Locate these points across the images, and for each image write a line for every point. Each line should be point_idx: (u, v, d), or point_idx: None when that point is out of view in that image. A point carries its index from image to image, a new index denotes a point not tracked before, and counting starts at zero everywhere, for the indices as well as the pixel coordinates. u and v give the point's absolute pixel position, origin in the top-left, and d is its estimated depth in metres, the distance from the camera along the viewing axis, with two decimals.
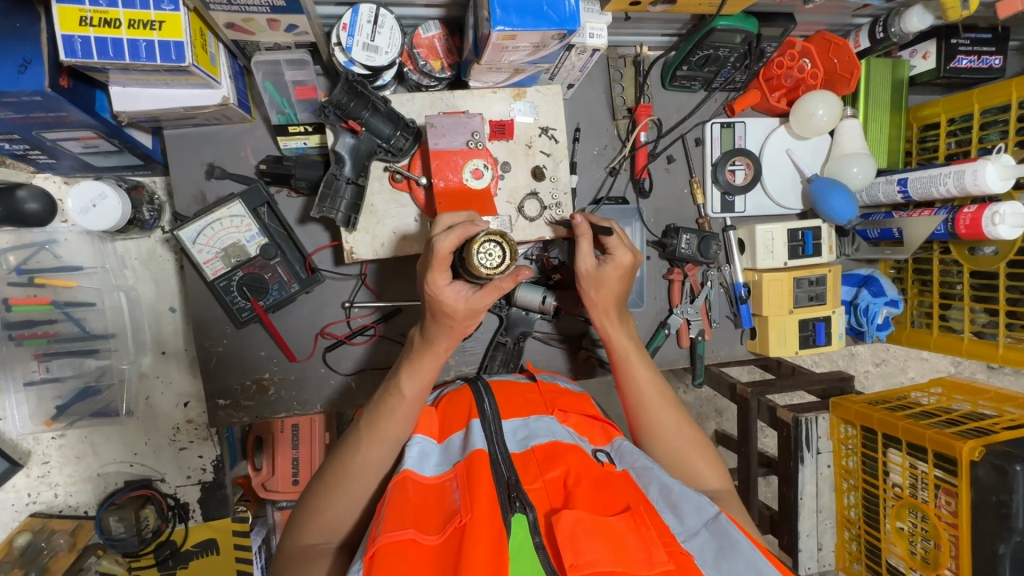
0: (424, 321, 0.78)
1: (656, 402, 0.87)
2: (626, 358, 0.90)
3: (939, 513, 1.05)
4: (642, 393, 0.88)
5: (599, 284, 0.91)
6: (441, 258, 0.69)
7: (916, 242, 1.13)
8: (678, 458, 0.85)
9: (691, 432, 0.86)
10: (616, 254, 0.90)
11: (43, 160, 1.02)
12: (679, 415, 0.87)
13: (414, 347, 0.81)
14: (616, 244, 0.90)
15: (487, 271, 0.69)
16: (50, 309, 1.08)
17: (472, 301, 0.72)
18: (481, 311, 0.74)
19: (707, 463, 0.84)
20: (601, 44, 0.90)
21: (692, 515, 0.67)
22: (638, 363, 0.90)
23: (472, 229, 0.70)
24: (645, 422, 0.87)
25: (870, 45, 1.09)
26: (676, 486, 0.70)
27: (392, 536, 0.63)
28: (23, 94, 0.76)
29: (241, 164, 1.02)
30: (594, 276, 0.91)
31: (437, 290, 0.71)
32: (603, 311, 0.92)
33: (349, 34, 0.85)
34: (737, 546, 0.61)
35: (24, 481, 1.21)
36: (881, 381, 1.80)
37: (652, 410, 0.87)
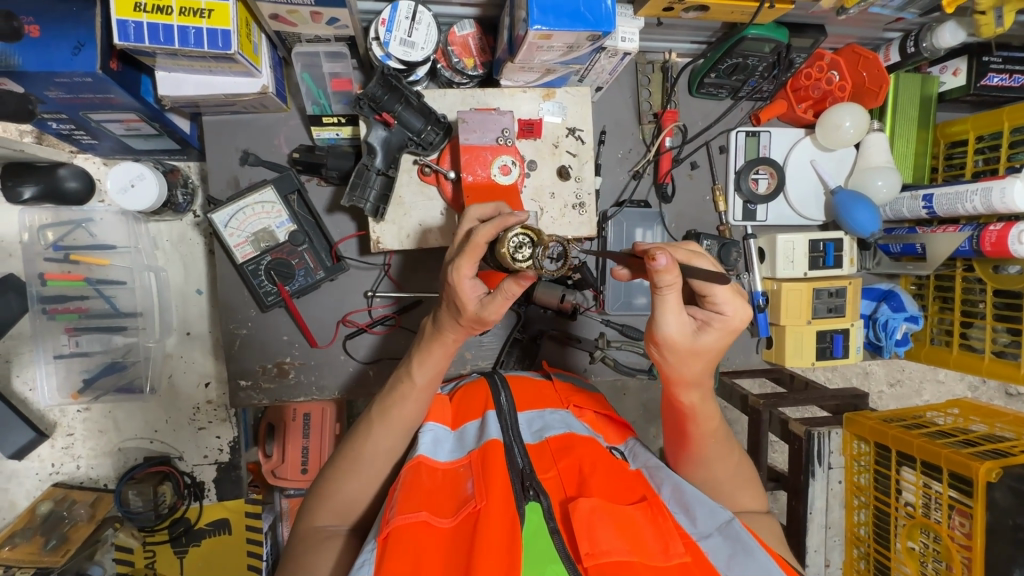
0: (438, 312, 0.77)
1: (714, 446, 0.79)
2: (696, 414, 0.77)
3: (953, 534, 1.04)
4: (708, 447, 0.79)
5: (693, 355, 0.71)
6: (475, 246, 0.69)
7: (940, 257, 1.12)
8: (725, 492, 0.80)
9: (739, 465, 0.81)
10: (726, 311, 0.69)
11: (86, 140, 1.06)
12: (732, 454, 0.80)
13: (424, 334, 0.81)
14: (727, 298, 0.69)
15: (517, 265, 0.69)
16: (83, 285, 1.12)
17: (482, 307, 0.70)
18: (490, 316, 0.71)
19: (750, 493, 0.81)
20: (632, 48, 0.91)
21: (704, 518, 0.67)
22: (707, 418, 0.77)
23: (511, 220, 0.71)
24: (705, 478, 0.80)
25: (900, 59, 1.10)
26: (688, 489, 0.71)
27: (406, 518, 0.64)
28: (75, 74, 0.79)
29: (274, 152, 1.05)
30: (690, 348, 0.70)
31: (456, 279, 0.70)
32: (686, 376, 0.73)
33: (387, 29, 0.88)
34: (751, 552, 0.62)
35: (48, 451, 1.24)
36: (896, 402, 1.78)
37: (712, 468, 0.79)
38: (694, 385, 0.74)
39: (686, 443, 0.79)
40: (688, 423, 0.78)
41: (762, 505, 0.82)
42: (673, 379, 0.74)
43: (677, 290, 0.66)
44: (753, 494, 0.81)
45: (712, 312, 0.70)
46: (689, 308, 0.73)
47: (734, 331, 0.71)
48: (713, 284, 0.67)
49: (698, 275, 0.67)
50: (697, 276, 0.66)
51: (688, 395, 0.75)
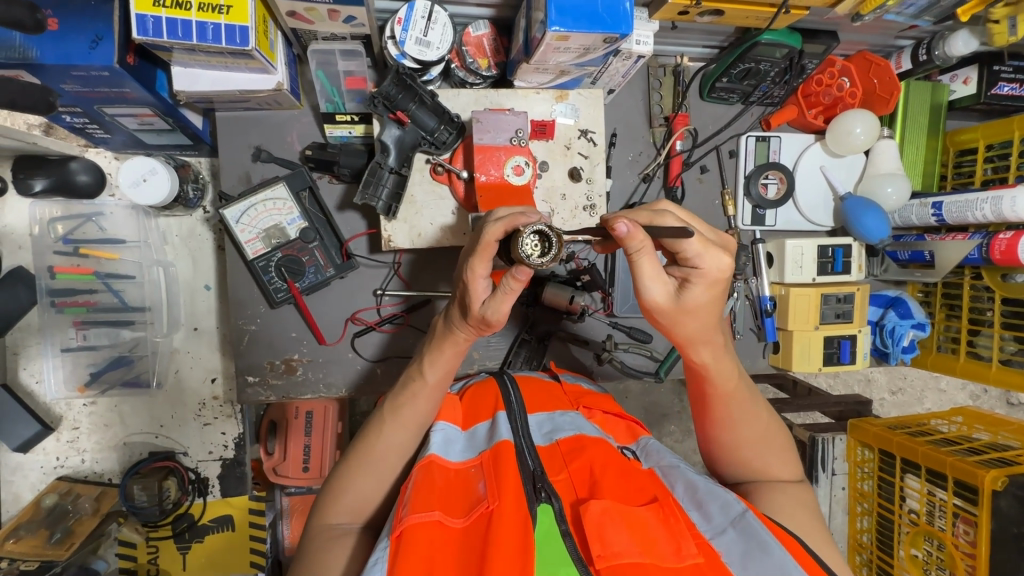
0: (449, 310, 0.77)
1: (738, 405, 0.79)
2: (712, 372, 0.77)
3: (957, 542, 1.04)
4: (728, 405, 0.79)
5: (687, 314, 0.70)
6: (485, 246, 0.66)
7: (948, 265, 1.12)
8: (756, 460, 0.79)
9: (770, 428, 0.81)
10: (703, 265, 0.68)
11: (99, 134, 1.06)
12: (761, 415, 0.80)
13: (435, 332, 0.81)
14: (700, 252, 0.67)
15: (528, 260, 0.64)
16: (92, 279, 1.12)
17: (487, 308, 0.69)
18: (499, 316, 0.69)
19: (782, 460, 0.80)
20: (646, 51, 0.92)
21: (718, 513, 0.67)
22: (725, 376, 0.77)
23: (522, 218, 0.66)
24: (729, 442, 0.80)
25: (913, 66, 1.11)
26: (702, 484, 0.71)
27: (418, 517, 0.64)
28: (92, 68, 0.79)
29: (287, 149, 1.05)
30: (677, 308, 0.70)
31: (471, 277, 0.69)
32: (691, 338, 0.73)
33: (403, 29, 0.88)
34: (765, 547, 0.61)
35: (53, 445, 1.24)
36: (898, 410, 1.78)
37: (736, 429, 0.79)
38: (701, 342, 0.74)
39: (710, 403, 0.80)
40: (706, 381, 0.78)
41: (796, 474, 0.81)
42: (680, 342, 0.74)
43: (649, 253, 0.66)
44: (785, 460, 0.80)
45: (689, 268, 0.69)
46: (669, 266, 0.72)
47: (721, 282, 0.69)
48: (680, 239, 0.66)
49: (664, 235, 0.65)
50: (663, 234, 0.65)
51: (702, 354, 0.75)
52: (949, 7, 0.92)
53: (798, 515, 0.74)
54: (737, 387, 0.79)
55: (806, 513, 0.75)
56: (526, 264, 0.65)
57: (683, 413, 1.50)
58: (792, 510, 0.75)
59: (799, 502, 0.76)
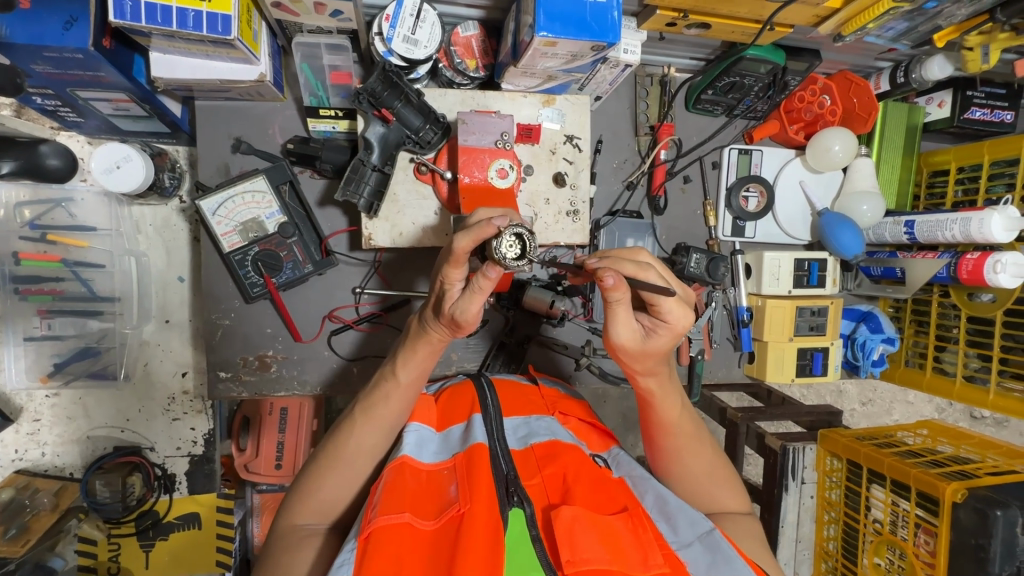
0: (424, 310, 0.75)
1: (683, 436, 0.79)
2: (658, 399, 0.77)
3: (918, 551, 1.08)
4: (675, 436, 0.79)
5: (648, 357, 0.71)
6: (457, 255, 0.63)
7: (918, 282, 1.16)
8: (702, 487, 0.80)
9: (716, 458, 0.81)
10: (671, 319, 0.69)
11: (71, 118, 1.03)
12: (705, 445, 0.81)
13: (410, 332, 0.78)
14: (672, 308, 0.68)
15: (503, 260, 0.64)
16: (59, 267, 1.08)
17: (456, 307, 0.67)
18: (469, 321, 0.68)
19: (729, 490, 0.80)
20: (633, 60, 0.92)
21: (686, 527, 0.68)
22: (668, 405, 0.77)
23: (490, 229, 0.62)
24: (680, 472, 0.80)
25: (891, 88, 1.13)
26: (672, 498, 0.72)
27: (388, 518, 0.63)
28: (65, 50, 0.77)
29: (268, 142, 1.03)
30: (641, 351, 0.71)
31: (447, 282, 0.68)
32: (640, 366, 0.73)
33: (391, 25, 0.87)
34: (731, 562, 0.62)
35: (12, 437, 1.19)
36: (867, 420, 1.83)
37: (684, 460, 0.79)
38: (650, 373, 0.74)
39: (656, 436, 0.80)
40: (651, 408, 0.78)
41: (748, 506, 0.81)
42: (628, 373, 0.75)
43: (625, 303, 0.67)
44: (734, 491, 0.81)
45: (658, 319, 0.70)
46: (639, 312, 0.73)
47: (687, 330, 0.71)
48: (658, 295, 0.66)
49: (646, 289, 0.65)
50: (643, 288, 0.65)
51: (648, 382, 0.75)
52: (926, 33, 0.93)
53: (746, 540, 0.76)
54: (681, 417, 0.79)
55: (755, 546, 0.75)
56: (499, 264, 0.62)
57: None
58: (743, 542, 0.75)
59: (748, 532, 0.77)
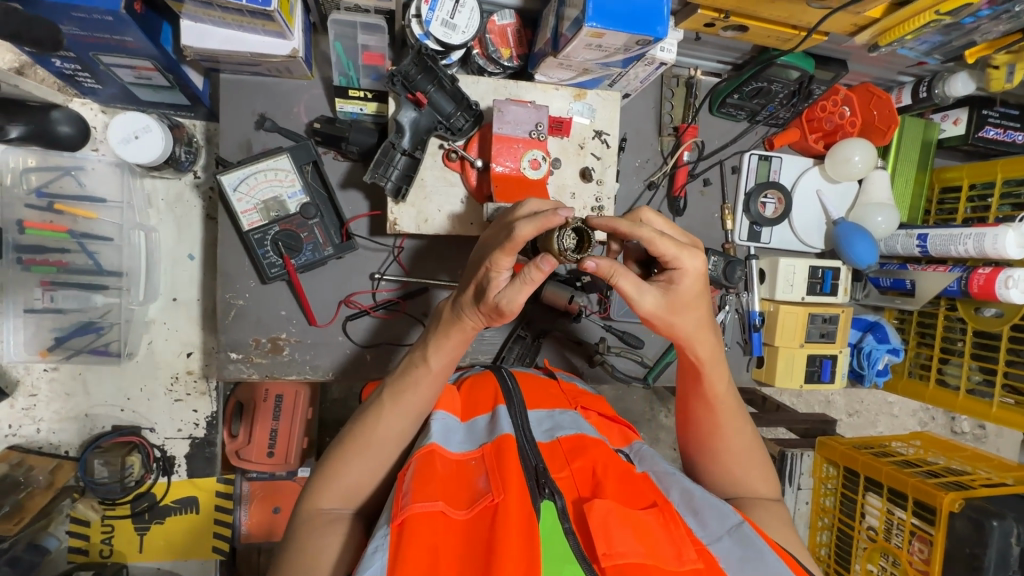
0: (460, 295, 0.74)
1: (724, 412, 0.79)
2: (707, 368, 0.76)
3: (912, 559, 1.09)
4: (723, 409, 0.79)
5: (678, 312, 0.70)
6: (515, 242, 0.63)
7: (926, 295, 1.19)
8: (735, 471, 0.81)
9: (752, 442, 0.82)
10: (681, 263, 0.67)
11: (89, 84, 0.99)
12: (744, 426, 0.81)
13: (441, 319, 0.77)
14: (676, 252, 0.66)
15: (558, 251, 0.65)
16: (65, 237, 1.05)
17: (502, 296, 0.67)
18: (516, 308, 0.67)
19: (761, 475, 0.81)
20: (669, 59, 0.92)
21: (714, 521, 0.68)
22: (716, 376, 0.77)
23: (557, 220, 0.64)
24: (717, 452, 0.81)
25: (912, 102, 1.14)
26: (697, 493, 0.72)
27: (421, 506, 0.62)
28: (96, 11, 0.74)
29: (293, 120, 1.01)
30: (669, 309, 0.69)
31: (495, 269, 0.67)
32: (691, 329, 0.72)
33: (430, 8, 0.86)
34: (763, 557, 0.62)
35: (6, 411, 1.15)
36: (852, 432, 1.86)
37: (726, 437, 0.80)
38: (695, 339, 0.73)
39: (700, 409, 0.80)
40: (702, 379, 0.78)
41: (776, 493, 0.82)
42: (677, 340, 0.74)
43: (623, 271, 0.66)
44: (765, 476, 0.82)
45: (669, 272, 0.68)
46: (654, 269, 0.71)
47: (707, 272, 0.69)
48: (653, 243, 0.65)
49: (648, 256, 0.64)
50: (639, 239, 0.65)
51: (700, 349, 0.74)
52: (958, 48, 0.95)
53: (775, 529, 0.76)
54: (725, 391, 0.79)
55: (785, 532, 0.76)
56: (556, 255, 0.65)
57: (655, 421, 1.51)
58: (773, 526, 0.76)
59: (777, 518, 0.78)
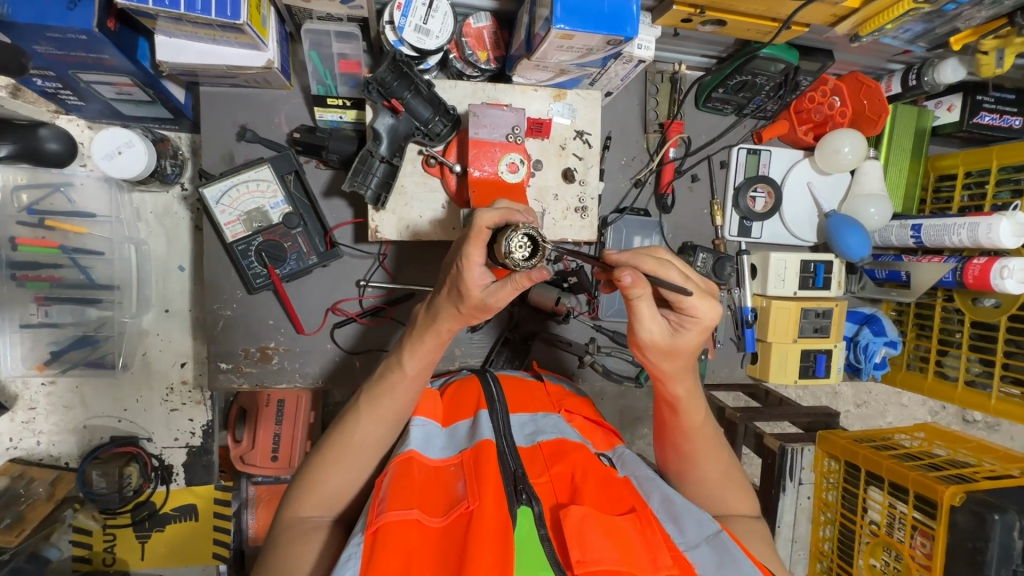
0: (436, 295, 0.74)
1: (700, 441, 0.79)
2: (683, 405, 0.77)
3: (914, 553, 1.08)
4: (700, 441, 0.79)
5: (671, 354, 0.71)
6: (478, 231, 0.65)
7: (923, 287, 1.16)
8: (711, 490, 0.80)
9: (732, 468, 0.81)
10: (698, 313, 0.68)
11: (72, 101, 1.00)
12: (720, 452, 0.80)
13: (416, 322, 0.77)
14: (698, 302, 0.67)
15: (509, 257, 0.65)
16: (57, 253, 1.06)
17: (487, 293, 0.68)
18: (495, 306, 0.69)
19: (739, 493, 0.80)
20: (647, 56, 0.91)
21: (693, 528, 0.68)
22: (691, 412, 0.77)
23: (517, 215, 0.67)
24: (693, 474, 0.80)
25: (902, 89, 1.12)
26: (678, 499, 0.72)
27: (395, 515, 0.63)
28: (69, 31, 0.75)
29: (273, 130, 1.01)
30: (665, 347, 0.70)
31: (467, 264, 0.66)
32: (669, 372, 0.73)
33: (402, 14, 0.86)
34: (737, 562, 0.62)
35: (7, 425, 1.17)
36: (860, 422, 1.84)
37: (701, 464, 0.80)
38: (677, 376, 0.74)
39: (676, 439, 0.80)
40: (676, 413, 0.78)
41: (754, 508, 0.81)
42: (656, 373, 0.75)
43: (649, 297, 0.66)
44: (742, 495, 0.81)
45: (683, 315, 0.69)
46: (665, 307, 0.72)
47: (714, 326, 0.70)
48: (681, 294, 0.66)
49: (665, 285, 0.65)
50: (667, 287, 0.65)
51: (677, 386, 0.75)
52: (943, 35, 0.94)
53: (758, 546, 0.76)
54: (701, 423, 0.78)
55: (764, 546, 0.76)
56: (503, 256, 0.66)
57: None
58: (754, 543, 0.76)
59: (755, 534, 0.78)
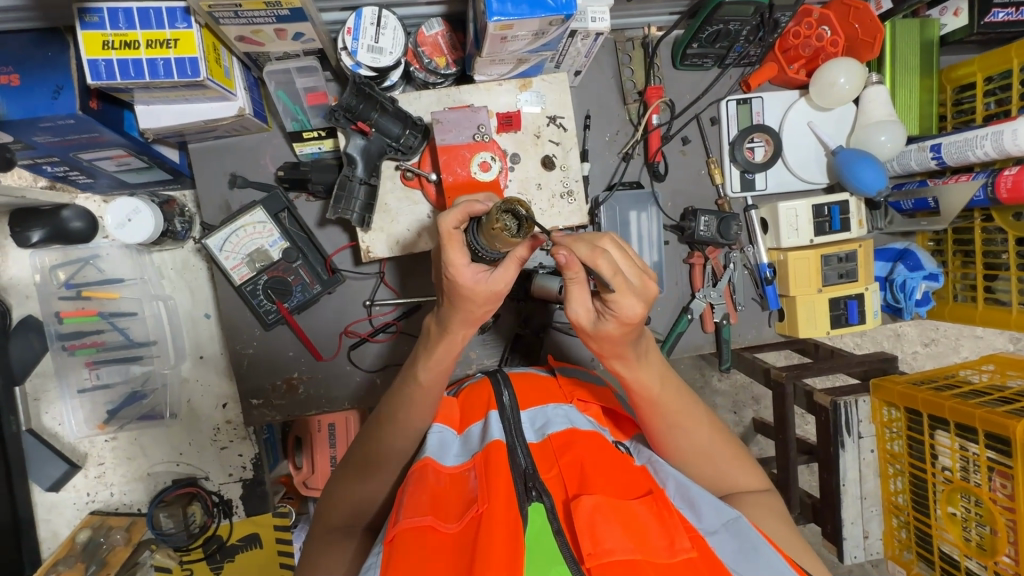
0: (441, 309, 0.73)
1: (673, 414, 0.77)
2: (635, 382, 0.75)
3: (995, 497, 1.00)
4: (678, 418, 0.77)
5: (597, 339, 0.69)
6: (449, 237, 0.64)
7: (954, 211, 1.07)
8: (712, 470, 0.79)
9: (724, 441, 0.80)
10: (619, 309, 0.63)
11: (83, 180, 1.09)
12: (707, 426, 0.79)
13: (429, 335, 0.77)
14: (620, 297, 0.62)
15: (511, 238, 0.63)
16: (97, 319, 1.18)
17: (493, 279, 0.67)
18: (502, 293, 0.68)
19: (740, 468, 0.80)
20: (604, 28, 0.88)
21: (711, 514, 0.67)
22: (650, 389, 0.75)
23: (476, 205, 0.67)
24: (687, 454, 0.79)
25: (892, 6, 1.05)
26: (694, 485, 0.70)
27: (410, 521, 0.65)
28: (57, 118, 0.81)
29: (262, 172, 1.06)
30: (592, 332, 0.68)
31: (455, 271, 0.66)
32: (604, 353, 0.71)
33: (354, 38, 0.88)
34: (759, 551, 0.61)
35: (83, 481, 1.29)
36: (932, 362, 1.71)
37: (688, 442, 0.78)
38: (615, 355, 0.71)
39: (652, 422, 0.78)
40: (636, 393, 0.76)
41: (763, 482, 0.80)
42: (597, 352, 0.73)
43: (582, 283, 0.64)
44: (745, 469, 0.80)
45: (611, 305, 0.65)
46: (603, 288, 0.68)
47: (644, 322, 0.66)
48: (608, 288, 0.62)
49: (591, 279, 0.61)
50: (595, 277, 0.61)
51: (618, 364, 0.73)
52: None
53: (770, 523, 0.75)
54: (665, 394, 0.76)
55: (779, 524, 0.75)
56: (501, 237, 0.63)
57: None
58: (765, 519, 0.75)
59: (766, 508, 0.77)
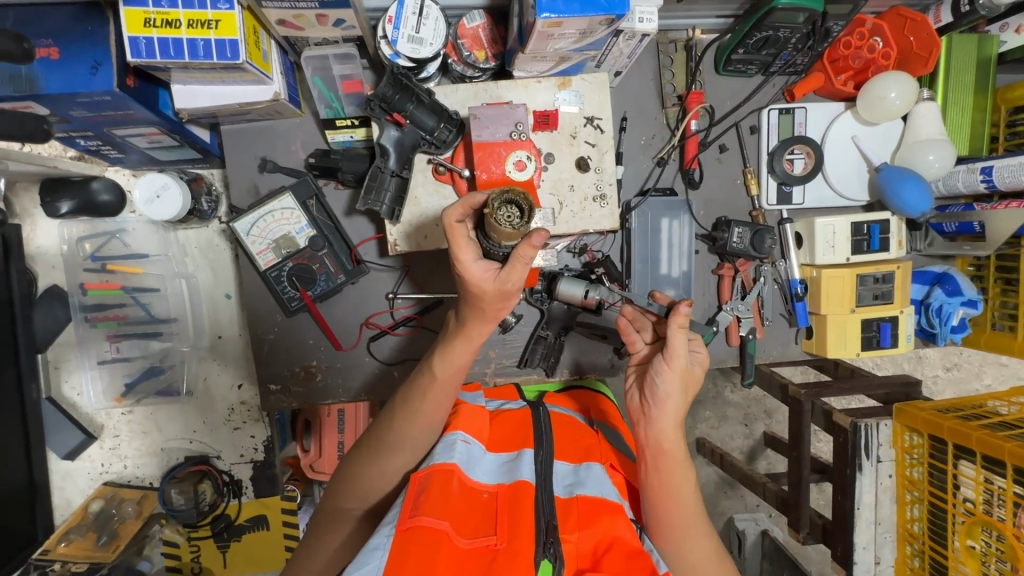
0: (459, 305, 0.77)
1: (687, 515, 0.79)
2: (675, 463, 0.80)
3: (1019, 534, 0.96)
4: (690, 516, 0.79)
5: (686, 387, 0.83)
6: (451, 230, 0.70)
7: (999, 238, 1.03)
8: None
9: (719, 560, 0.80)
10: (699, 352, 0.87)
11: (114, 154, 1.09)
12: (710, 537, 0.80)
13: (447, 329, 0.80)
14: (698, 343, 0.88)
15: (510, 229, 0.68)
16: (121, 293, 1.19)
17: (503, 279, 0.70)
18: (512, 290, 0.71)
19: None
20: (651, 29, 0.86)
21: None
22: (683, 474, 0.80)
23: (478, 199, 0.71)
24: (685, 555, 0.79)
25: (953, 20, 0.99)
26: None
27: (428, 520, 0.63)
28: (94, 94, 0.81)
29: (292, 158, 1.05)
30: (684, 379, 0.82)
31: (463, 267, 0.71)
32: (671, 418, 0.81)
33: (394, 27, 0.86)
34: None
35: (98, 452, 1.31)
36: (954, 388, 1.67)
37: (693, 542, 0.79)
38: (677, 423, 0.81)
39: (666, 515, 0.79)
40: (667, 477, 0.79)
41: None
42: (663, 417, 0.81)
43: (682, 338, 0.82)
44: None
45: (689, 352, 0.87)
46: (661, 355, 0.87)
47: None
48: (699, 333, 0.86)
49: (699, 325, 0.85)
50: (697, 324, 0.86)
51: (670, 438, 0.80)
52: None
53: None
54: (687, 491, 0.80)
55: None
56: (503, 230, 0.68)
57: None
58: None
59: None
